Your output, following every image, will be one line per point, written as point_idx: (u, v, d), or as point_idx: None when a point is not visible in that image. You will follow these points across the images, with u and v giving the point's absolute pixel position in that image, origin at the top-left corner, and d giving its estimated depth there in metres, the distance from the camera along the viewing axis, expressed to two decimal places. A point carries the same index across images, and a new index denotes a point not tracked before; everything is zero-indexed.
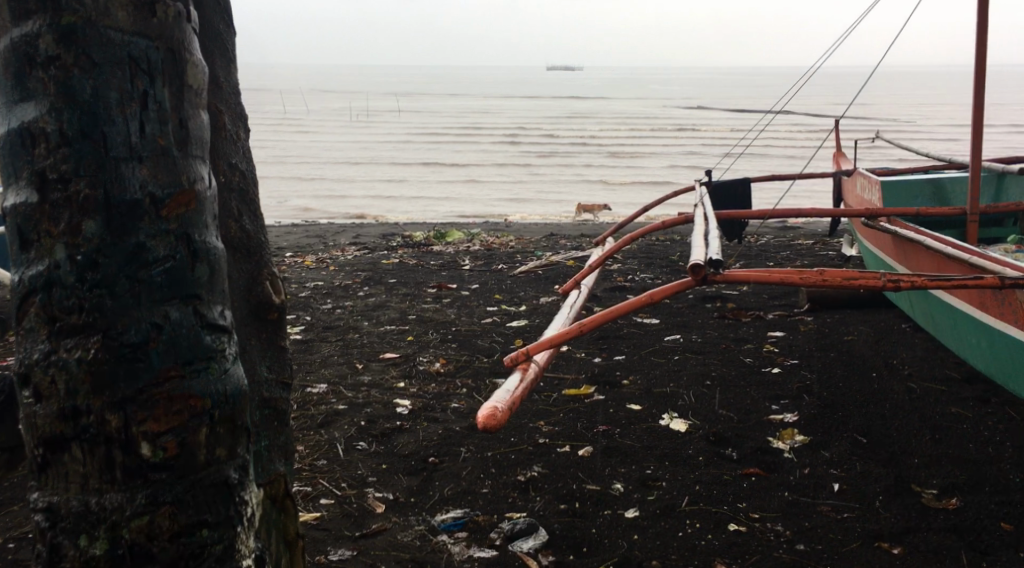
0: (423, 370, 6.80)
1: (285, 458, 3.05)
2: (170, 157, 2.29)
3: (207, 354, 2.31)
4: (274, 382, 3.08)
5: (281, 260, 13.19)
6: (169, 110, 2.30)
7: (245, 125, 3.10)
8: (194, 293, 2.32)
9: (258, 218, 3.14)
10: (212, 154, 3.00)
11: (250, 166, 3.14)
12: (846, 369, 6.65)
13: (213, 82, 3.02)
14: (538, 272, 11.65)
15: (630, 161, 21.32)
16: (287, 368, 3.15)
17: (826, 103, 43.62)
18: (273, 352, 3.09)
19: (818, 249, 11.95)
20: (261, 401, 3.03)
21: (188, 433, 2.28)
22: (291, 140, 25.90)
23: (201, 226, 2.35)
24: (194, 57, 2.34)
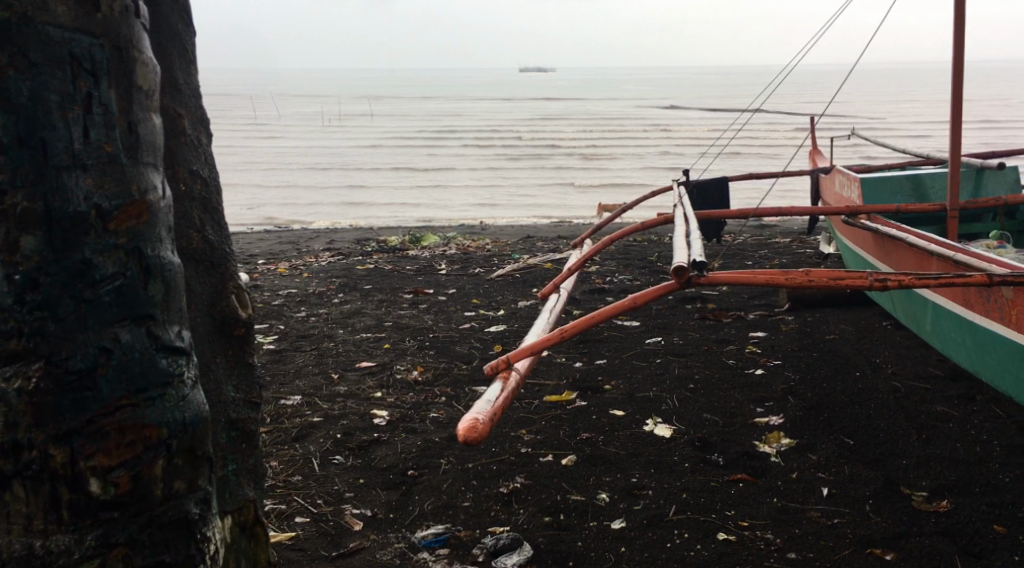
0: (400, 379, 6.64)
1: (254, 483, 2.91)
2: (119, 165, 2.24)
3: (163, 381, 2.29)
4: (241, 404, 2.93)
5: (254, 268, 12.99)
6: (116, 113, 2.25)
7: (206, 129, 2.95)
8: (148, 313, 2.28)
9: (222, 229, 3.01)
10: (171, 160, 2.86)
11: (212, 174, 3.00)
12: (829, 370, 6.56)
13: (170, 82, 2.88)
14: (515, 276, 11.51)
15: (605, 162, 21.22)
16: (256, 389, 3.00)
17: (799, 101, 43.71)
18: (241, 371, 2.95)
19: (796, 247, 11.88)
20: (227, 423, 2.88)
21: (143, 466, 2.26)
22: (263, 146, 25.64)
23: (154, 240, 2.30)
24: (143, 56, 2.30)
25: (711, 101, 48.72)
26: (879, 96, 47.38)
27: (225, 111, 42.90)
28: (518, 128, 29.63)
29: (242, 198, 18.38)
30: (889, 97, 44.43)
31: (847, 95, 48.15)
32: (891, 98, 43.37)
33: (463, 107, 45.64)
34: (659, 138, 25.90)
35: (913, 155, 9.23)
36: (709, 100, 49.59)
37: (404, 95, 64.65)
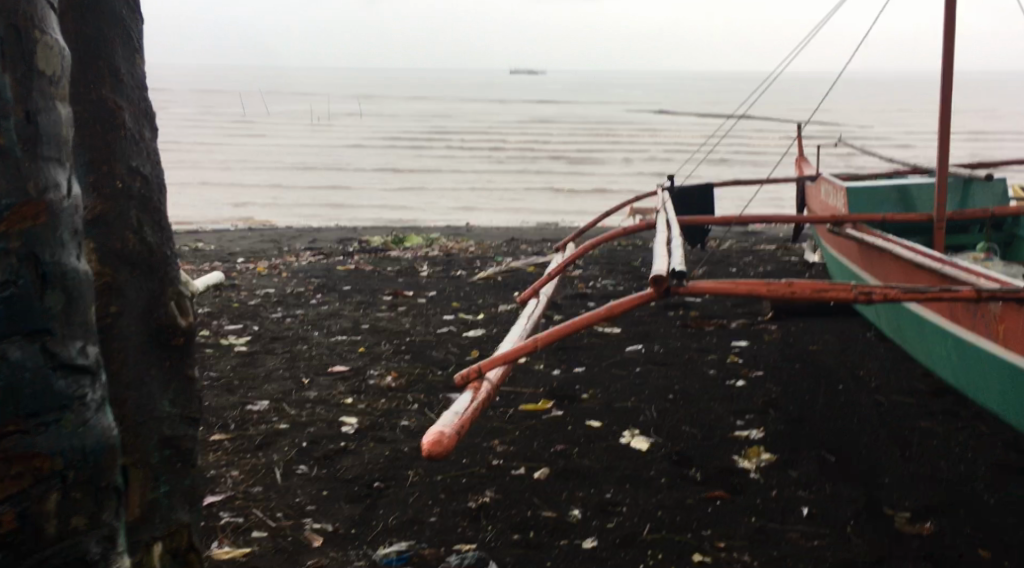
0: (372, 384, 6.46)
1: (188, 505, 3.24)
2: (12, 158, 2.04)
3: (60, 403, 2.12)
4: (178, 418, 3.23)
5: (233, 266, 12.80)
6: (12, 101, 2.04)
7: (148, 123, 3.17)
8: (43, 328, 2.09)
9: (162, 229, 3.23)
10: (110, 155, 3.08)
11: (153, 170, 3.22)
12: (812, 382, 6.41)
13: (114, 74, 3.10)
14: (497, 279, 11.34)
15: (593, 166, 21.08)
16: (194, 403, 3.29)
17: (788, 108, 43.75)
18: (179, 385, 3.24)
19: (781, 255, 11.75)
20: (163, 441, 3.17)
21: (30, 504, 2.10)
22: (248, 144, 25.39)
23: (53, 246, 2.11)
24: (45, 34, 2.09)
25: (700, 107, 48.65)
26: (870, 105, 47.42)
27: (211, 107, 42.61)
28: (505, 130, 29.46)
29: (225, 196, 18.15)
30: (879, 107, 44.45)
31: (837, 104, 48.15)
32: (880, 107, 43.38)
33: (452, 108, 45.48)
34: (647, 143, 25.79)
35: (900, 164, 9.11)
36: (699, 106, 49.56)
37: (394, 94, 64.48)
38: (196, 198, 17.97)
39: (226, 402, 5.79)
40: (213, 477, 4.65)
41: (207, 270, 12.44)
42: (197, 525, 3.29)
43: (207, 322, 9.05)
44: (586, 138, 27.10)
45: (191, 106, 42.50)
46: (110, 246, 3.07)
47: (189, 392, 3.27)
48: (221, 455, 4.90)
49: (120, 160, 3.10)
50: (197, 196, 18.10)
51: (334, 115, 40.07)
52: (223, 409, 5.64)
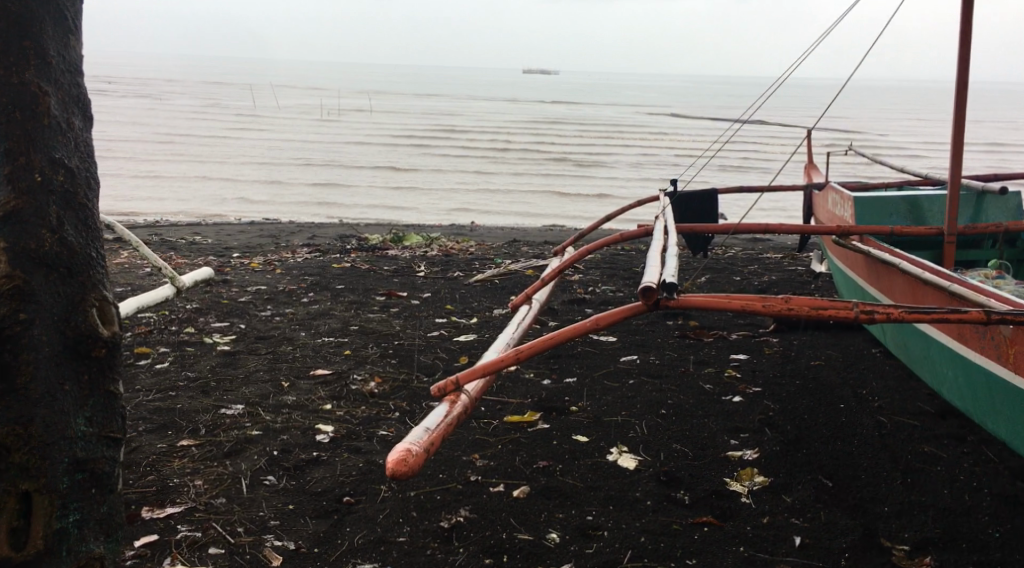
0: (354, 390, 6.23)
1: (103, 532, 3.57)
2: None
3: None
4: (93, 436, 3.55)
5: (226, 261, 12.57)
6: None
7: (72, 109, 3.55)
8: None
9: (89, 233, 3.60)
10: (31, 146, 3.45)
11: (80, 160, 3.59)
12: (812, 400, 6.15)
13: (41, 55, 3.47)
14: (495, 282, 11.11)
15: (600, 170, 20.82)
16: (114, 420, 3.63)
17: (800, 114, 43.38)
18: (95, 395, 3.56)
19: (786, 264, 11.50)
20: (76, 466, 3.49)
21: None
22: (253, 137, 25.17)
23: None
24: None
25: (711, 110, 48.32)
26: (883, 111, 47.09)
27: (219, 100, 42.41)
28: (513, 130, 29.22)
29: (225, 191, 17.94)
30: (892, 114, 44.09)
31: (849, 111, 47.79)
32: (893, 115, 43.04)
33: (461, 105, 45.23)
34: (655, 146, 25.54)
35: (910, 175, 8.86)
36: (710, 109, 49.27)
37: (404, 91, 64.22)
38: (196, 191, 17.76)
39: (199, 405, 5.55)
40: (176, 486, 4.43)
41: (200, 265, 12.22)
42: (112, 552, 3.62)
43: (193, 320, 8.83)
44: (594, 140, 26.83)
45: (199, 97, 42.34)
46: (22, 244, 3.41)
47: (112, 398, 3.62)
48: (186, 462, 4.66)
49: (39, 150, 3.47)
50: (198, 190, 17.90)
51: (341, 110, 39.84)
52: (195, 412, 5.41)
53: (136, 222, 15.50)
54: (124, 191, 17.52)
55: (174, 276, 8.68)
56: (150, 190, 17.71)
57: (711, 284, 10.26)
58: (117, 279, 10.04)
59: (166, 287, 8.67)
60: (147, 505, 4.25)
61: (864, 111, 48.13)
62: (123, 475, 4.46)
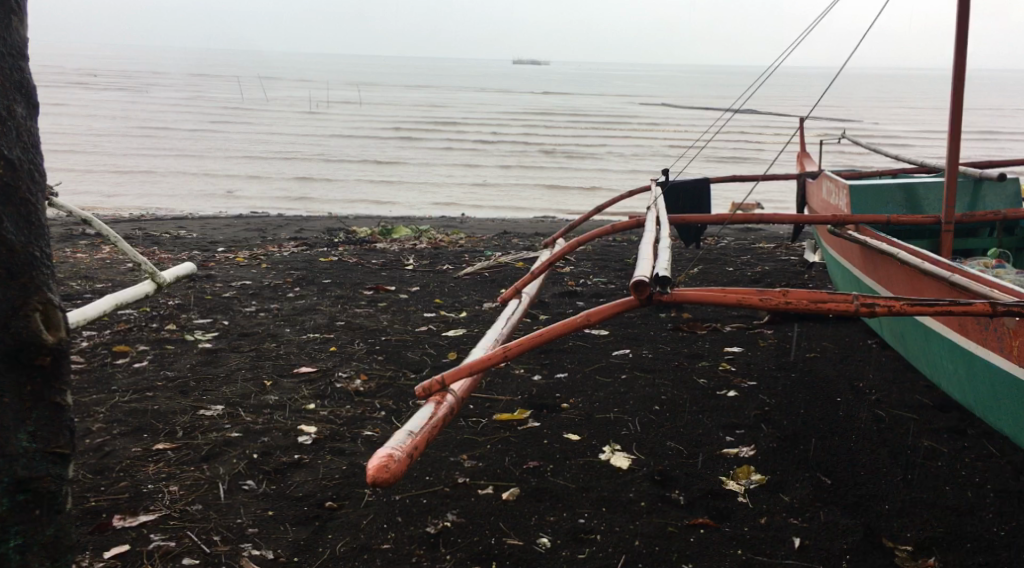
0: (338, 388, 6.06)
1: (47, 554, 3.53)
2: None
3: None
4: (39, 454, 3.49)
5: (211, 256, 12.39)
6: None
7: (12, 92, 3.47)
8: None
9: (32, 233, 3.52)
10: None
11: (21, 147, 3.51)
12: (809, 394, 5.99)
13: None
14: (484, 274, 10.94)
15: (591, 162, 20.64)
16: (62, 438, 3.56)
17: (792, 103, 43.23)
18: (42, 409, 3.50)
19: (779, 254, 11.35)
20: (16, 483, 3.45)
21: None
22: (240, 130, 24.93)
23: None
24: None
25: (702, 101, 48.13)
26: (875, 101, 46.98)
27: (207, 93, 42.11)
28: (504, 122, 29.05)
29: (211, 185, 17.73)
30: (884, 103, 43.95)
31: (841, 100, 47.64)
32: (884, 104, 42.93)
33: (450, 97, 44.96)
34: (646, 137, 25.37)
35: (905, 164, 8.70)
36: (701, 100, 49.07)
37: (394, 82, 63.93)
38: (182, 186, 17.56)
39: (177, 406, 5.38)
40: (150, 492, 4.28)
41: (186, 260, 12.02)
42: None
43: (176, 317, 8.65)
44: (585, 131, 26.64)
45: (185, 90, 42.03)
46: None
47: (64, 422, 3.57)
48: (161, 466, 4.50)
49: None
50: (184, 184, 17.69)
51: (329, 103, 39.56)
52: (173, 413, 5.24)
53: (120, 216, 15.30)
54: (109, 186, 17.31)
55: (154, 272, 8.49)
56: (136, 185, 17.50)
57: (703, 275, 10.10)
58: (98, 276, 9.85)
59: (146, 283, 8.49)
60: (119, 513, 4.10)
61: (856, 100, 47.99)
62: (94, 482, 4.31)
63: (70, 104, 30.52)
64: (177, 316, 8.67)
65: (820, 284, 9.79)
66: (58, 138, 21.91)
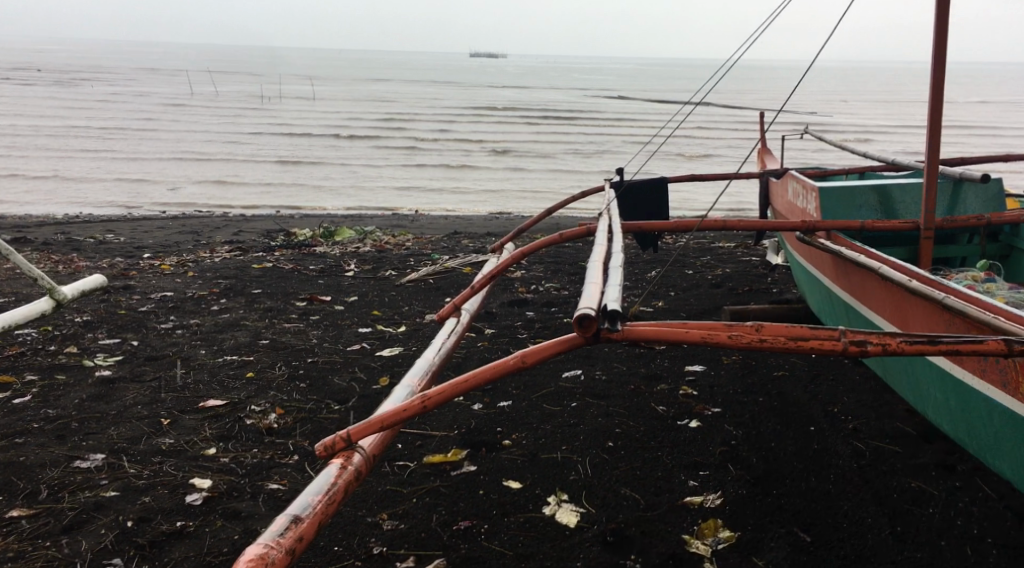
0: (249, 427, 5.28)
1: None
2: None
3: None
4: None
5: (136, 263, 11.54)
6: None
7: None
8: None
9: None
10: None
11: None
12: (781, 420, 5.29)
13: None
14: (428, 281, 10.17)
15: (545, 160, 19.91)
16: None
17: (756, 97, 42.59)
18: None
19: (742, 255, 10.63)
20: None
21: None
22: (181, 128, 23.93)
23: None
24: None
25: (664, 95, 47.42)
26: (835, 94, 46.57)
27: (155, 88, 40.81)
28: (459, 117, 28.23)
29: (146, 188, 16.84)
30: (843, 97, 43.57)
31: (798, 94, 47.29)
32: (844, 99, 42.48)
33: (404, 91, 43.89)
34: (605, 133, 24.67)
35: (879, 162, 7.99)
36: (661, 94, 48.55)
37: (349, 76, 62.72)
38: (114, 189, 16.64)
39: (49, 457, 4.67)
40: None
41: (106, 269, 11.16)
42: None
43: (82, 339, 7.84)
44: (540, 127, 25.87)
45: (129, 86, 40.72)
46: None
47: None
48: (10, 543, 3.93)
49: None
50: (116, 188, 16.79)
51: (280, 98, 38.45)
52: (39, 468, 4.52)
53: (45, 220, 14.39)
54: (36, 191, 16.39)
55: (52, 288, 7.66)
56: (64, 189, 16.58)
57: (662, 281, 9.37)
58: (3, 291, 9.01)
59: (45, 301, 7.67)
60: None
61: (814, 93, 47.59)
62: None
63: (5, 101, 29.29)
64: (82, 337, 7.86)
65: (786, 288, 9.09)
66: None
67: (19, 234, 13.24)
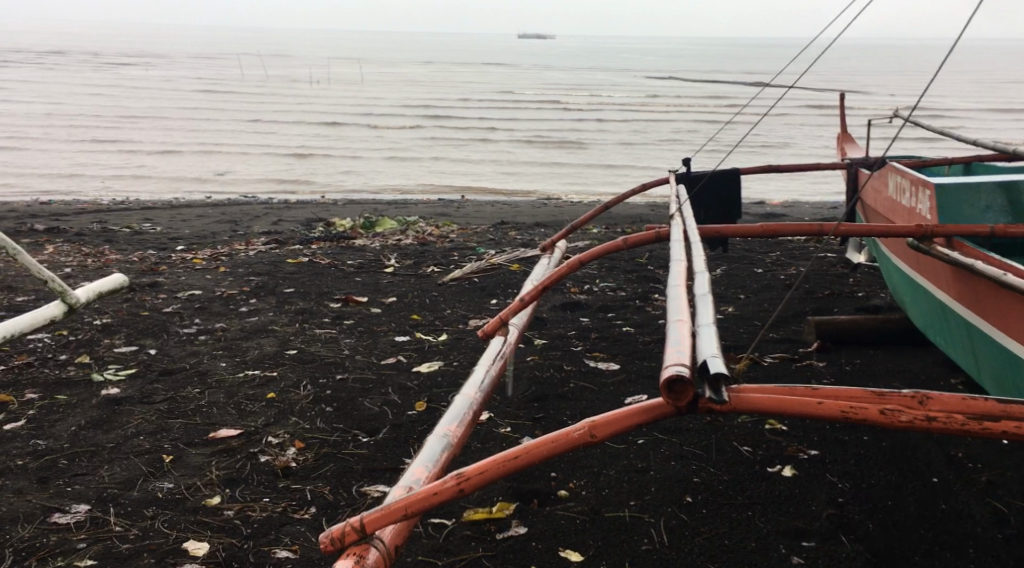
0: (263, 467, 4.52)
1: None
2: None
3: None
4: None
5: (165, 257, 10.87)
6: None
7: None
8: None
9: None
10: None
11: None
12: (897, 462, 4.31)
13: None
14: (474, 277, 9.36)
15: (600, 152, 18.98)
16: None
17: (821, 79, 40.99)
18: None
19: (817, 252, 9.64)
20: None
21: None
22: (228, 116, 23.38)
23: None
24: None
25: (724, 76, 45.90)
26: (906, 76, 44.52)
27: (206, 73, 40.38)
28: (509, 103, 27.33)
29: (187, 180, 16.27)
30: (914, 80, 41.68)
31: (871, 76, 45.23)
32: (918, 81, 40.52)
33: (456, 75, 43.00)
34: (663, 120, 23.59)
35: (987, 153, 7.00)
36: (724, 75, 47.01)
37: (400, 58, 61.96)
38: (154, 181, 16.07)
39: (25, 509, 4.03)
40: None
41: (136, 263, 10.51)
42: None
43: (98, 346, 7.18)
44: (594, 114, 24.85)
45: (180, 71, 40.39)
46: None
47: None
48: None
49: None
50: (156, 179, 16.25)
51: (329, 82, 37.79)
52: (8, 526, 3.90)
53: (80, 208, 13.83)
54: (73, 182, 15.86)
55: (64, 292, 6.99)
56: (103, 180, 16.06)
57: (731, 284, 8.47)
58: (22, 289, 8.42)
59: (56, 306, 6.99)
60: None
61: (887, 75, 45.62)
62: None
63: (55, 88, 28.95)
64: (98, 343, 7.20)
65: (872, 292, 8.13)
66: (28, 128, 20.55)
67: (54, 223, 12.68)
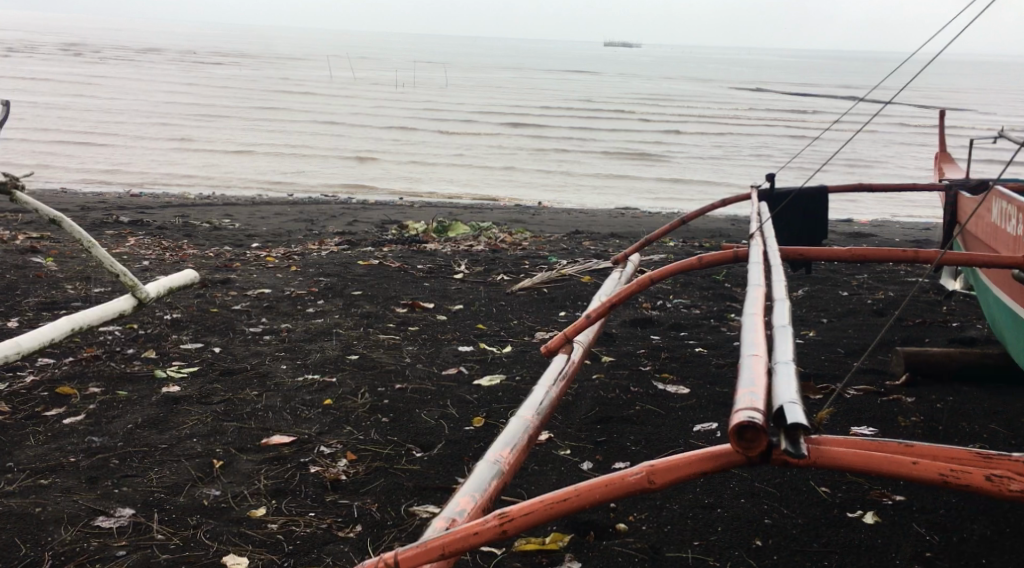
0: (312, 477, 4.40)
1: None
2: None
3: None
4: None
5: (239, 254, 10.89)
6: None
7: None
8: None
9: None
10: None
11: None
12: (990, 514, 4.01)
13: None
14: (543, 287, 9.15)
15: (681, 166, 18.63)
16: None
17: (917, 96, 39.77)
18: None
19: (906, 277, 9.21)
20: None
21: None
22: (312, 117, 23.57)
23: None
24: None
25: (815, 90, 44.89)
26: (1007, 95, 42.96)
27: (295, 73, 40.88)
28: (592, 113, 27.08)
29: (267, 179, 16.38)
30: (1015, 99, 40.20)
31: (970, 93, 43.75)
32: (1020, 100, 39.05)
33: (540, 82, 42.81)
34: (749, 135, 23.10)
35: None
36: (815, 88, 46.02)
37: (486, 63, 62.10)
38: (234, 179, 16.23)
39: (72, 509, 4.04)
40: None
41: (209, 259, 10.53)
42: None
43: (165, 341, 7.16)
44: (678, 125, 24.45)
45: (270, 71, 40.98)
46: None
47: None
48: None
49: None
50: (238, 177, 16.39)
51: (414, 86, 37.95)
52: (54, 528, 3.92)
53: (159, 201, 13.96)
54: (155, 177, 16.07)
55: (135, 286, 6.98)
56: (186, 176, 16.25)
57: (814, 307, 8.12)
58: (97, 280, 8.46)
59: (126, 299, 6.98)
60: None
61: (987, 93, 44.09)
62: None
63: (147, 85, 29.54)
64: (165, 339, 7.17)
65: (966, 322, 7.72)
66: (118, 124, 20.95)
67: (136, 216, 12.82)
